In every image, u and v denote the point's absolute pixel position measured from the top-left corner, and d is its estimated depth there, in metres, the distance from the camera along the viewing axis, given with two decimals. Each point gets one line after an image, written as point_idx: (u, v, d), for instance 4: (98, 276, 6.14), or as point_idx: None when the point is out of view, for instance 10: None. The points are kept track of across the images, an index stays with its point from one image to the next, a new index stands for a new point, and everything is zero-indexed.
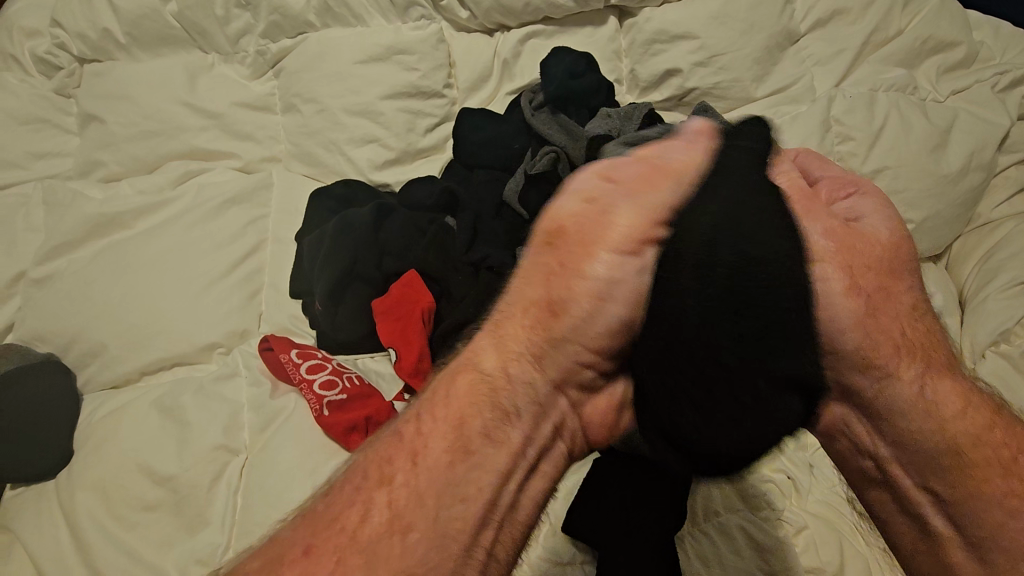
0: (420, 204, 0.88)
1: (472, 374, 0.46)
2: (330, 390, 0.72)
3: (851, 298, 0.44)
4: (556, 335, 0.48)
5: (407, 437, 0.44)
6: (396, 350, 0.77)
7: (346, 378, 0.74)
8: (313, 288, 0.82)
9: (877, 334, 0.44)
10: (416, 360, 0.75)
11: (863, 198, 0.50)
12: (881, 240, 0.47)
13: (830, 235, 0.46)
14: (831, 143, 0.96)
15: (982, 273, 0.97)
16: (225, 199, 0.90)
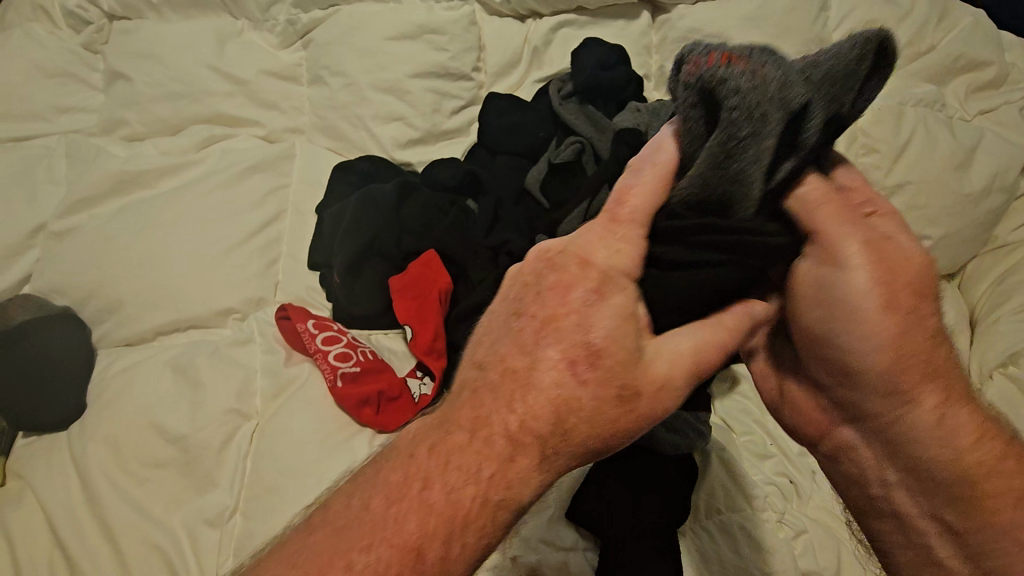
0: (442, 184, 0.88)
1: (456, 419, 0.44)
2: (344, 362, 0.72)
3: (887, 321, 0.45)
4: (556, 382, 0.42)
5: (393, 478, 0.43)
6: (411, 327, 0.76)
7: (360, 351, 0.74)
8: (332, 260, 0.83)
9: (903, 362, 0.46)
10: (430, 339, 0.75)
11: (886, 216, 0.48)
12: (909, 257, 0.46)
13: (866, 249, 0.46)
14: (855, 155, 0.96)
15: (995, 296, 0.98)
16: (247, 166, 0.90)
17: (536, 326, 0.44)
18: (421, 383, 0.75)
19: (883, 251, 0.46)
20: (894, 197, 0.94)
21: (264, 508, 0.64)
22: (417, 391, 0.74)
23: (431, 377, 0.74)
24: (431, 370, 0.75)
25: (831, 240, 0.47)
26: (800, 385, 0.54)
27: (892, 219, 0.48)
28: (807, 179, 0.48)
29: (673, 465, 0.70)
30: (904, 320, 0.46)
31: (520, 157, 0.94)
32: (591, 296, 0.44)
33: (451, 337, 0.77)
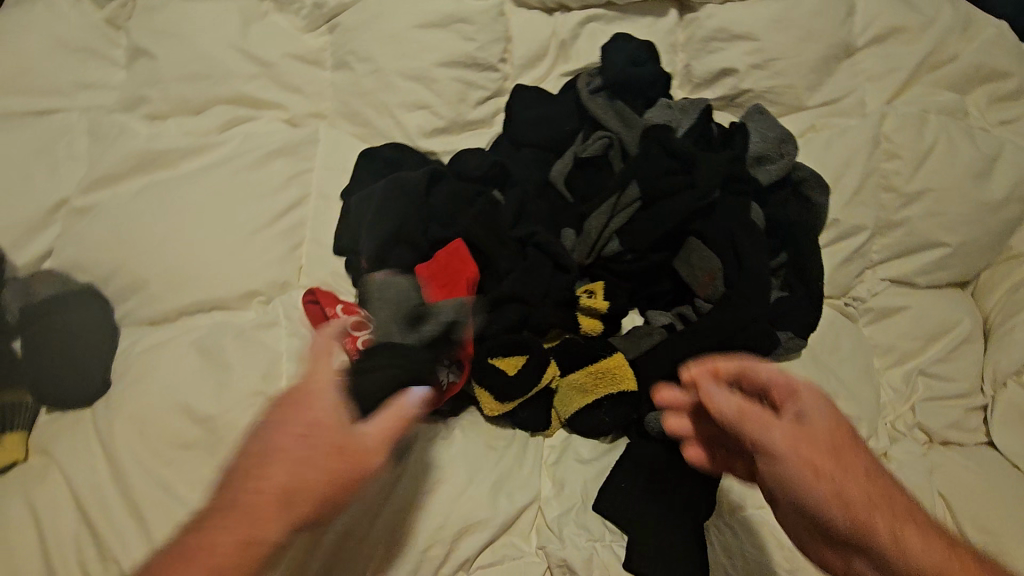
0: (468, 174, 0.87)
1: (264, 490, 0.51)
2: (367, 351, 0.72)
3: (826, 492, 0.50)
4: (354, 466, 0.54)
5: (195, 550, 0.49)
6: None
7: (386, 338, 0.74)
8: (359, 246, 0.82)
9: (859, 515, 0.49)
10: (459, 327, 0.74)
11: (801, 399, 0.54)
12: (822, 429, 0.52)
13: (788, 435, 0.52)
14: (878, 160, 0.96)
15: (1010, 304, 0.99)
16: (272, 149, 0.90)
17: (281, 413, 0.55)
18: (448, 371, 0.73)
19: (799, 432, 0.52)
20: (913, 203, 0.96)
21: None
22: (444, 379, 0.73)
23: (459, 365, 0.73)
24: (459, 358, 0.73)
25: (765, 440, 0.52)
26: (812, 552, 0.55)
27: (808, 395, 0.54)
28: (725, 388, 0.57)
29: (699, 460, 0.70)
30: (837, 484, 0.50)
31: (545, 150, 0.94)
32: (339, 400, 0.56)
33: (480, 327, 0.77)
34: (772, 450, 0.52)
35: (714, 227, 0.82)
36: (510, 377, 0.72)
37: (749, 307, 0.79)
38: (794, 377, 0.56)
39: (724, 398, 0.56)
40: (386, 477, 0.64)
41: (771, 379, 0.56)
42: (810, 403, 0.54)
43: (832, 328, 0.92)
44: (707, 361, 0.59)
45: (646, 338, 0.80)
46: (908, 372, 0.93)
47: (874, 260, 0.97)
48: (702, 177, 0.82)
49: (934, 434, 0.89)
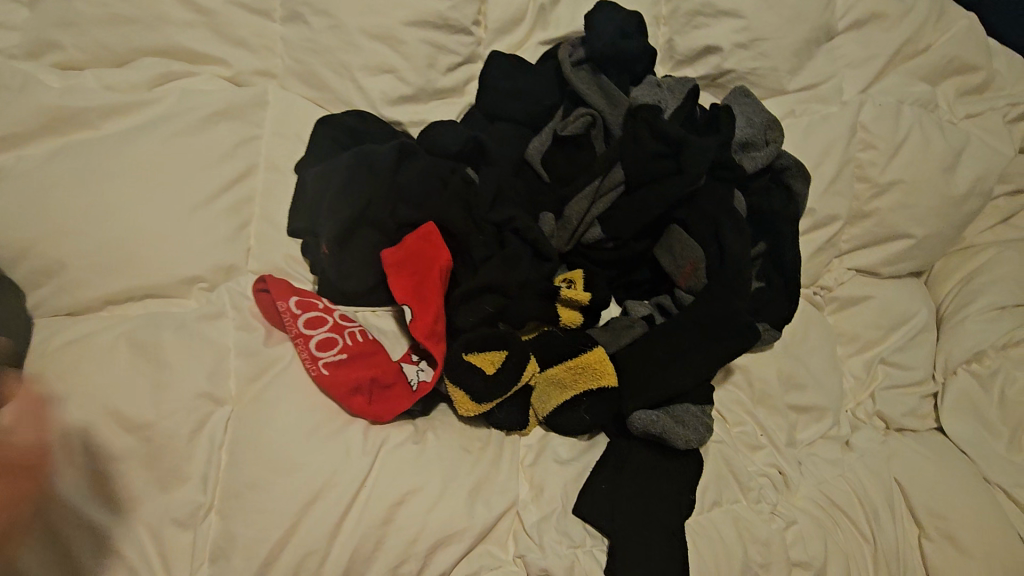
0: (442, 150, 0.80)
1: None
2: (327, 350, 0.65)
3: None
4: None
5: None
6: (408, 309, 0.70)
7: (347, 335, 0.67)
8: (318, 229, 0.74)
9: None
10: (430, 321, 0.69)
11: None
12: None
13: None
14: (855, 150, 0.96)
15: (963, 293, 1.02)
16: (214, 111, 0.78)
17: None
18: (419, 370, 0.68)
19: None
20: (885, 194, 0.96)
21: (247, 506, 0.57)
22: (416, 377, 0.68)
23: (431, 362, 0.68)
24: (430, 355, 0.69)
25: None
26: None
27: None
28: None
29: (679, 459, 0.69)
30: None
31: (521, 125, 0.87)
32: None
33: (452, 320, 0.72)
34: None
35: (699, 216, 0.80)
36: (489, 376, 0.67)
37: (732, 299, 0.76)
38: None
39: None
40: (354, 487, 0.59)
41: None
42: None
43: (802, 318, 0.93)
44: None
45: (627, 331, 0.77)
46: (869, 361, 0.95)
47: (842, 250, 0.98)
48: (691, 163, 0.77)
49: (891, 421, 0.91)
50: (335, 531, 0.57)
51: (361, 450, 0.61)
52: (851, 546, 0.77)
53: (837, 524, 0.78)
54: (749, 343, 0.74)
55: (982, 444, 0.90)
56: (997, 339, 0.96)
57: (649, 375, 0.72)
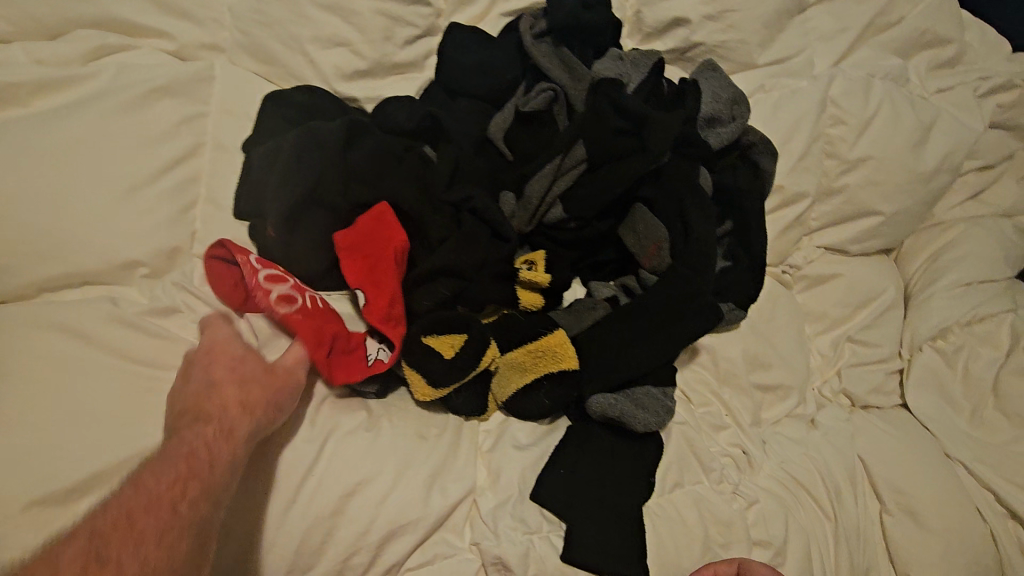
0: (397, 127, 0.77)
1: None
2: (289, 308, 0.65)
3: None
4: None
5: None
6: (363, 290, 0.68)
7: (308, 297, 0.67)
8: (265, 210, 0.70)
9: None
10: (385, 304, 0.67)
11: None
12: None
13: None
14: (824, 125, 0.94)
15: (931, 270, 1.02)
16: (154, 86, 0.74)
17: None
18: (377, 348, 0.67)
19: None
20: (854, 170, 0.95)
21: None
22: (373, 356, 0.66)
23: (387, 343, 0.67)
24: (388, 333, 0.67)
25: None
26: None
27: None
28: None
29: (637, 441, 0.69)
30: None
31: (482, 101, 0.84)
32: None
33: (408, 303, 0.70)
34: None
35: (662, 193, 0.78)
36: (446, 360, 0.65)
37: (697, 279, 0.74)
38: None
39: None
40: (301, 478, 0.57)
41: None
42: None
43: (770, 298, 0.92)
44: None
45: (589, 313, 0.75)
46: (836, 339, 0.95)
47: (811, 228, 0.97)
48: (654, 139, 0.75)
49: (857, 398, 0.92)
50: (283, 523, 0.56)
51: (310, 440, 0.59)
52: (813, 523, 0.77)
53: (799, 502, 0.78)
54: (712, 324, 0.73)
55: (945, 420, 0.90)
56: (962, 316, 0.96)
57: (610, 358, 0.71)
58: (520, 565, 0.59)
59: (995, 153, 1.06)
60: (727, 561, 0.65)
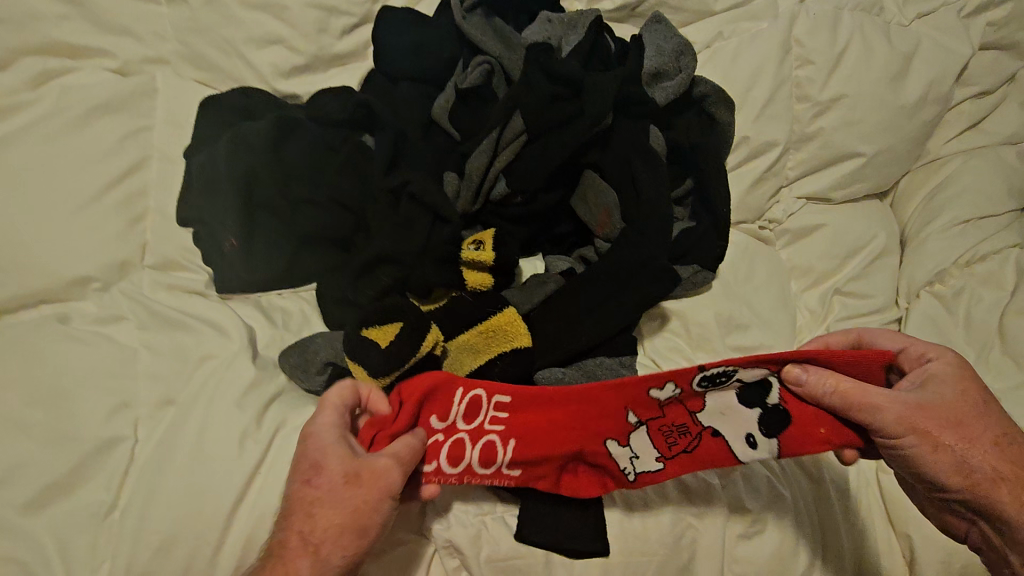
0: (331, 118, 0.77)
1: None
2: (498, 453, 0.61)
3: (982, 462, 0.55)
4: None
5: None
6: (599, 434, 0.62)
7: (491, 432, 0.62)
8: (210, 220, 0.72)
9: (982, 486, 0.55)
10: (681, 423, 0.62)
11: (930, 366, 0.59)
12: (942, 397, 0.56)
13: (898, 408, 0.55)
14: (790, 67, 0.89)
15: (926, 211, 0.95)
16: (94, 104, 0.75)
17: None
18: (634, 461, 0.62)
19: (932, 404, 0.56)
20: (828, 112, 0.89)
21: (155, 507, 0.55)
22: (679, 396, 0.60)
23: (663, 463, 0.62)
24: (687, 437, 0.62)
25: (895, 399, 0.56)
26: (975, 393, 0.57)
27: (941, 366, 0.59)
28: (914, 425, 0.55)
29: None
30: (1007, 485, 0.54)
31: (425, 83, 0.82)
32: None
33: (353, 296, 0.69)
34: (994, 443, 0.55)
35: (610, 155, 0.75)
36: (384, 350, 0.64)
37: (649, 244, 0.71)
38: (910, 367, 0.61)
39: (823, 388, 0.57)
40: (244, 477, 0.57)
41: (900, 346, 0.62)
42: (936, 379, 0.58)
43: (745, 254, 0.87)
44: (822, 341, 0.66)
45: (541, 287, 0.73)
46: (823, 294, 0.88)
47: (788, 177, 0.91)
48: (592, 102, 0.73)
49: None
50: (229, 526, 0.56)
51: (256, 439, 0.59)
52: (795, 484, 0.71)
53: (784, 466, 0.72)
54: (670, 289, 0.70)
55: None
56: (959, 255, 0.89)
57: (561, 331, 0.70)
58: (471, 548, 0.59)
59: (990, 77, 0.98)
60: (959, 361, 0.60)
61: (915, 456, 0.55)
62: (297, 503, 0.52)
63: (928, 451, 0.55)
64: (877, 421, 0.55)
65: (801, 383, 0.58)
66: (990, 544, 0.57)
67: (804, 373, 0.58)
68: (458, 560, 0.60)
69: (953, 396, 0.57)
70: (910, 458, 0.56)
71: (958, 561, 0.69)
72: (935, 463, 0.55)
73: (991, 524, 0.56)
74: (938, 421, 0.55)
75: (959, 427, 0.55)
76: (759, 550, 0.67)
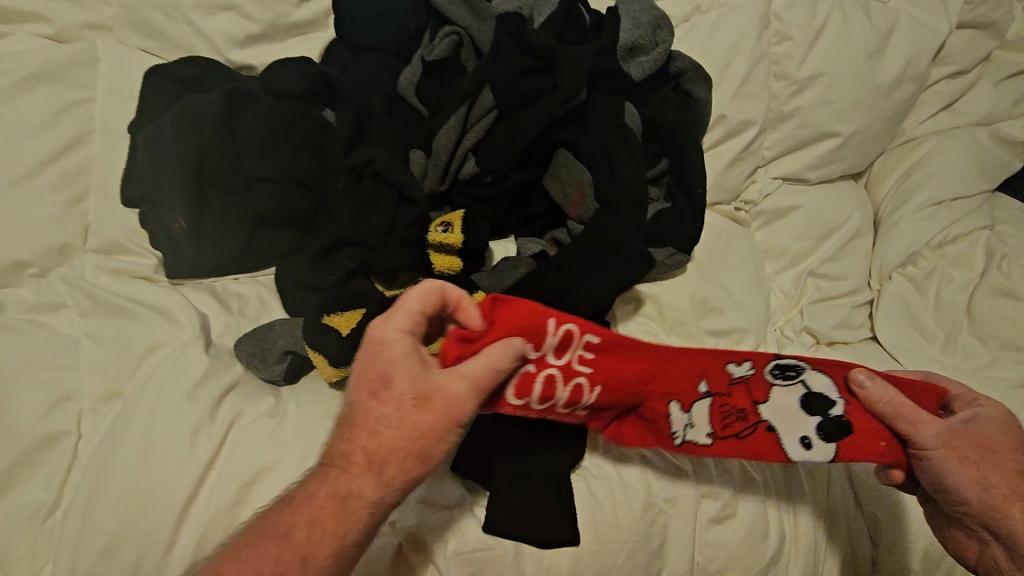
0: (288, 91, 0.72)
1: None
2: (580, 395, 0.61)
3: (1011, 493, 0.56)
4: None
5: None
6: (667, 393, 0.64)
7: (579, 376, 0.61)
8: (158, 200, 0.67)
9: (1004, 512, 0.55)
10: (740, 407, 0.64)
11: (979, 406, 0.61)
12: (987, 431, 0.58)
13: (942, 429, 0.58)
14: (768, 43, 0.86)
15: (900, 192, 0.94)
16: (26, 74, 0.69)
17: None
18: (687, 428, 0.64)
19: (973, 433, 0.58)
20: (805, 90, 0.87)
21: (98, 506, 0.52)
22: (752, 376, 0.65)
23: (712, 439, 0.64)
24: (741, 422, 0.63)
25: (939, 422, 0.58)
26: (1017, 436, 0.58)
27: (991, 409, 0.60)
28: (949, 445, 0.57)
29: None
30: None
31: (389, 55, 0.77)
32: None
33: (312, 281, 0.66)
34: None
35: (584, 133, 0.73)
36: (344, 338, 0.61)
37: (623, 225, 0.69)
38: (955, 403, 0.63)
39: (876, 395, 0.60)
40: (196, 472, 0.54)
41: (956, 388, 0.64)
42: (984, 415, 0.59)
43: (720, 236, 0.85)
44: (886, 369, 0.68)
45: (512, 271, 0.70)
46: (797, 276, 0.87)
47: (765, 158, 0.89)
48: (565, 77, 0.70)
49: (822, 335, 0.84)
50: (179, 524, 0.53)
51: (209, 433, 0.56)
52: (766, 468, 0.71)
53: None
54: (644, 271, 0.68)
55: (919, 350, 0.83)
56: (932, 236, 0.89)
57: None
58: (436, 540, 0.58)
59: (966, 56, 0.97)
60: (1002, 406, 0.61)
61: (941, 469, 0.57)
62: (361, 417, 0.49)
63: (955, 465, 0.57)
64: (915, 432, 0.58)
65: (863, 386, 0.61)
66: (999, 567, 0.57)
67: (868, 379, 0.61)
68: (425, 554, 0.58)
69: (996, 430, 0.58)
70: (937, 471, 0.57)
71: (919, 541, 0.71)
72: (960, 477, 0.56)
73: (1004, 544, 0.56)
74: (974, 444, 0.57)
75: (996, 457, 0.57)
76: (730, 533, 0.66)
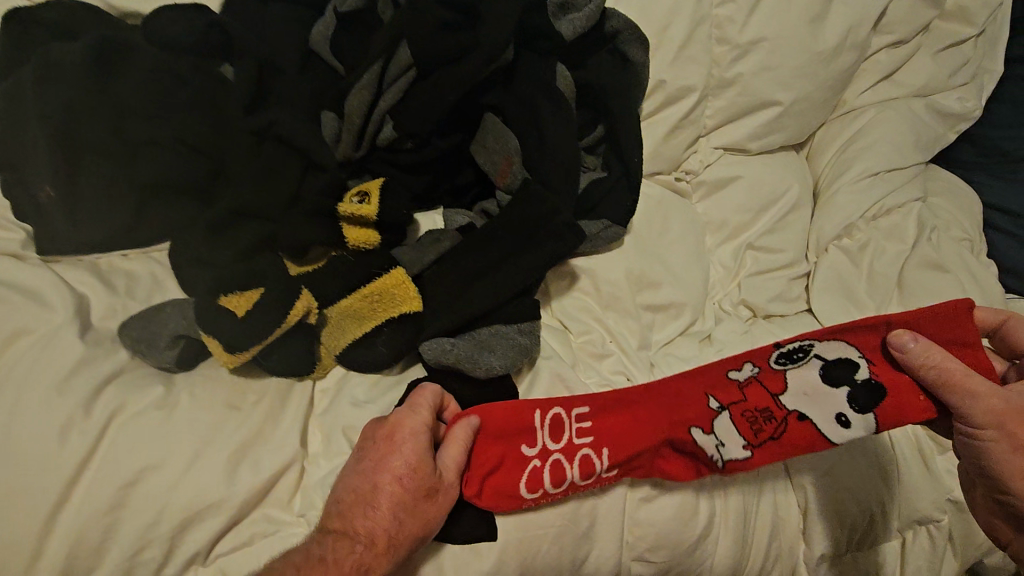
0: (176, 42, 0.64)
1: None
2: (591, 465, 0.61)
3: None
4: None
5: None
6: (685, 422, 0.64)
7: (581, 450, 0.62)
8: (24, 165, 0.59)
9: None
10: (762, 408, 0.64)
11: None
12: None
13: (994, 409, 0.52)
14: (708, 4, 0.82)
15: (839, 163, 0.94)
16: None
17: None
18: (721, 449, 0.63)
19: None
20: (745, 57, 0.84)
21: None
22: (758, 375, 0.65)
23: (750, 450, 0.63)
24: (772, 423, 0.63)
25: (997, 401, 0.52)
26: None
27: None
28: (1003, 427, 0.52)
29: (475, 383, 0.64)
30: None
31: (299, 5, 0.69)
32: None
33: (206, 257, 0.59)
34: None
35: (511, 98, 0.68)
36: (240, 321, 0.56)
37: (553, 196, 0.65)
38: None
39: (921, 361, 0.56)
40: (68, 471, 0.48)
41: None
42: None
43: (660, 208, 0.82)
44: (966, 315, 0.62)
45: (433, 246, 0.65)
46: (737, 248, 0.85)
47: (706, 126, 0.87)
48: (488, 33, 0.63)
49: (758, 308, 0.83)
50: (50, 528, 0.48)
51: (82, 429, 0.50)
52: None
53: None
54: (574, 246, 0.63)
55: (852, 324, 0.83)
56: (867, 208, 0.89)
57: (453, 295, 0.63)
58: None
59: (909, 24, 0.94)
60: None
61: (987, 451, 0.53)
62: (364, 493, 0.52)
63: (1005, 451, 0.52)
64: (962, 405, 0.54)
65: (904, 349, 0.57)
66: None
67: (910, 343, 0.57)
68: None
69: None
70: (985, 453, 0.53)
71: (844, 510, 0.71)
72: (1006, 463, 0.52)
73: None
74: None
75: None
76: (660, 512, 0.65)
